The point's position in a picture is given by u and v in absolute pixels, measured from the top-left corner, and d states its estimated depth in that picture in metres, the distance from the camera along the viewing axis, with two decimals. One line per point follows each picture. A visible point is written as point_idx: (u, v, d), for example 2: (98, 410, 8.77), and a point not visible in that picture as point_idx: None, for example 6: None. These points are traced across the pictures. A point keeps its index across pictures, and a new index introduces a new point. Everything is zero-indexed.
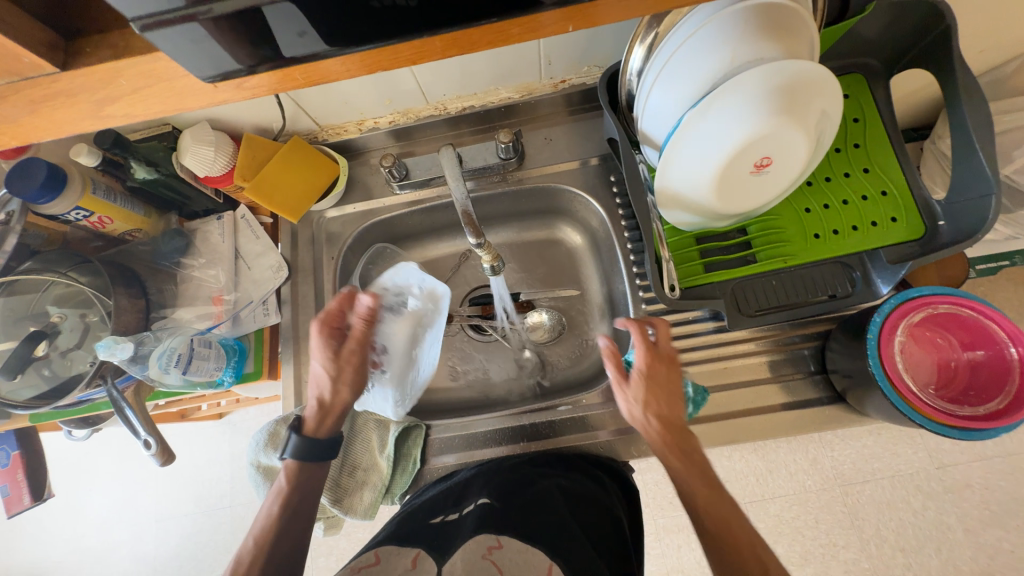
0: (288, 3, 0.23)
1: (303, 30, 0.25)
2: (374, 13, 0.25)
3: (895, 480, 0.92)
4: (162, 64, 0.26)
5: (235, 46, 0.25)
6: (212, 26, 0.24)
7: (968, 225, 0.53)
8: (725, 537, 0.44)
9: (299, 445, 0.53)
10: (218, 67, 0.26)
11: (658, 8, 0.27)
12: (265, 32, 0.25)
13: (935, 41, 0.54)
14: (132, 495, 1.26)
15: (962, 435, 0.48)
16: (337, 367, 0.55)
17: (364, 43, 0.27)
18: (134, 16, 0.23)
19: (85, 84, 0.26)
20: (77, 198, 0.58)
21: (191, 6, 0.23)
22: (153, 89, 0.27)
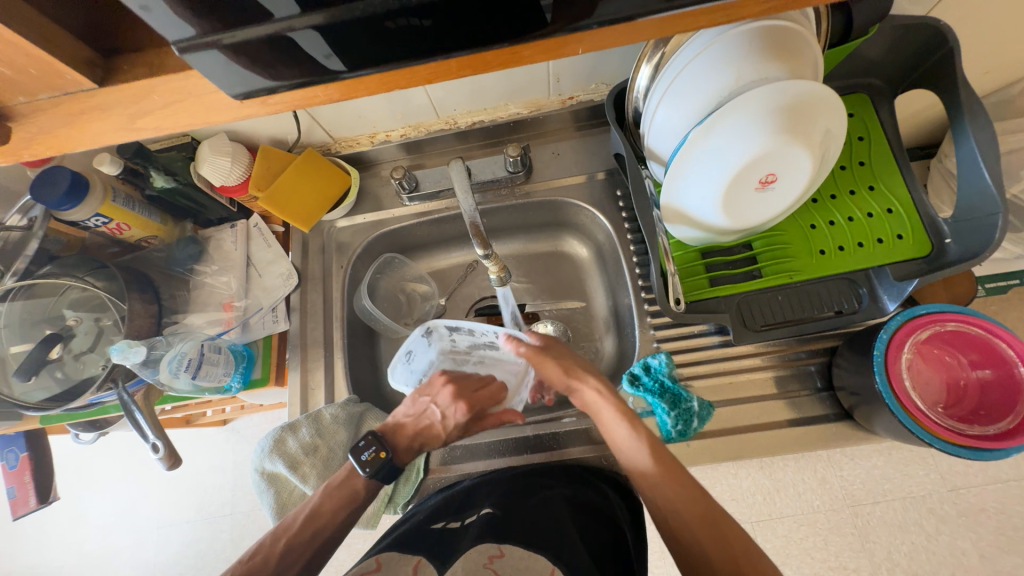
0: (311, 28, 0.25)
1: (323, 52, 0.26)
2: (391, 36, 0.26)
3: (907, 502, 0.90)
4: (193, 81, 0.28)
5: (261, 68, 0.27)
6: (241, 50, 0.25)
7: (975, 243, 0.53)
8: (672, 474, 0.48)
9: (384, 467, 0.54)
10: (244, 85, 0.28)
11: (664, 33, 0.29)
12: (289, 56, 0.26)
13: (939, 62, 0.55)
14: (134, 501, 1.26)
15: (972, 455, 0.47)
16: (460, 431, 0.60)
17: (381, 64, 0.28)
18: (174, 40, 0.25)
19: (119, 99, 0.28)
20: (98, 205, 0.60)
21: (224, 31, 0.25)
22: (182, 105, 0.29)
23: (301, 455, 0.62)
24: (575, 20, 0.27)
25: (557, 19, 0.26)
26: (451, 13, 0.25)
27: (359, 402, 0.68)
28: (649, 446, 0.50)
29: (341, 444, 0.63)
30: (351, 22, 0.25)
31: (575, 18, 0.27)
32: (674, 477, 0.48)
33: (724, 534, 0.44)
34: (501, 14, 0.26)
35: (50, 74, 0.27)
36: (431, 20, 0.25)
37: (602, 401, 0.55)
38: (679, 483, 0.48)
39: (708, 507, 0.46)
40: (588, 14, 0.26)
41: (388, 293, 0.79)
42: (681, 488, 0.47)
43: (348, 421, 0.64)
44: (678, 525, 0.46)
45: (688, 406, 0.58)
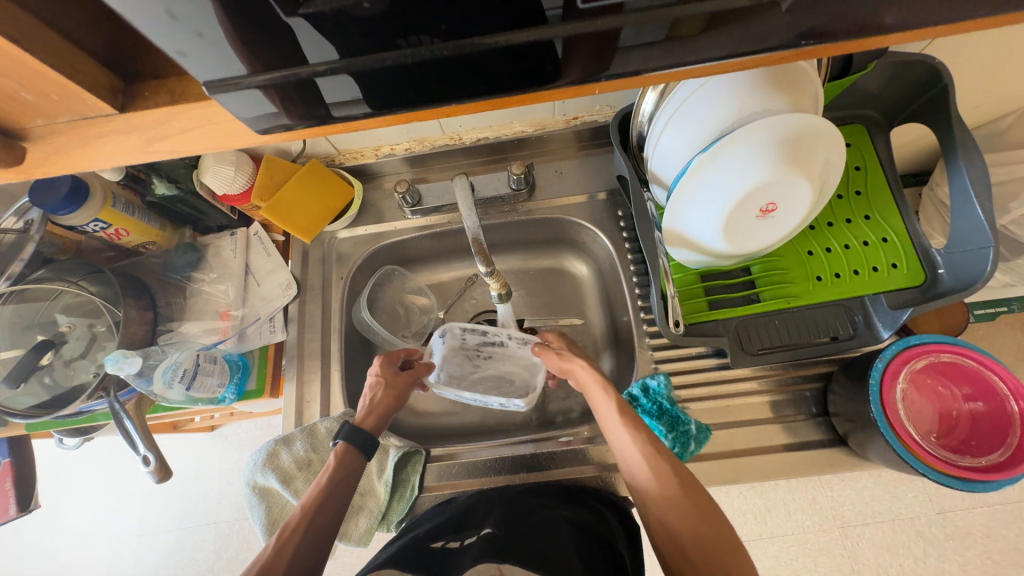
0: (344, 74, 0.26)
1: (350, 92, 0.27)
2: (409, 78, 0.27)
3: (896, 524, 0.90)
4: (214, 109, 0.29)
5: (288, 105, 0.28)
6: (265, 88, 0.26)
7: (967, 275, 0.54)
8: (637, 437, 0.50)
9: (346, 429, 0.55)
10: (263, 118, 0.28)
11: (663, 78, 0.30)
12: (313, 95, 0.27)
13: (933, 99, 0.57)
14: (116, 508, 1.23)
15: (964, 486, 0.48)
16: (396, 385, 0.62)
17: (403, 106, 0.29)
18: (205, 80, 0.26)
19: (142, 124, 0.30)
20: (97, 211, 0.59)
21: (255, 74, 0.26)
22: (202, 130, 0.30)
23: (294, 469, 0.62)
24: (589, 73, 0.29)
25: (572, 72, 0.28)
26: (475, 62, 0.26)
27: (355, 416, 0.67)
28: (620, 412, 0.53)
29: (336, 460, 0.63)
30: (378, 70, 0.26)
31: (588, 73, 0.29)
32: (639, 440, 0.50)
33: (682, 492, 0.46)
34: (521, 62, 0.27)
35: (73, 96, 0.28)
36: (454, 64, 0.26)
37: (588, 381, 0.58)
38: (643, 446, 0.50)
39: (669, 467, 0.48)
40: (602, 68, 0.28)
41: (388, 305, 0.79)
42: (643, 450, 0.50)
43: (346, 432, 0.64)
44: (642, 484, 0.49)
45: (685, 429, 0.59)
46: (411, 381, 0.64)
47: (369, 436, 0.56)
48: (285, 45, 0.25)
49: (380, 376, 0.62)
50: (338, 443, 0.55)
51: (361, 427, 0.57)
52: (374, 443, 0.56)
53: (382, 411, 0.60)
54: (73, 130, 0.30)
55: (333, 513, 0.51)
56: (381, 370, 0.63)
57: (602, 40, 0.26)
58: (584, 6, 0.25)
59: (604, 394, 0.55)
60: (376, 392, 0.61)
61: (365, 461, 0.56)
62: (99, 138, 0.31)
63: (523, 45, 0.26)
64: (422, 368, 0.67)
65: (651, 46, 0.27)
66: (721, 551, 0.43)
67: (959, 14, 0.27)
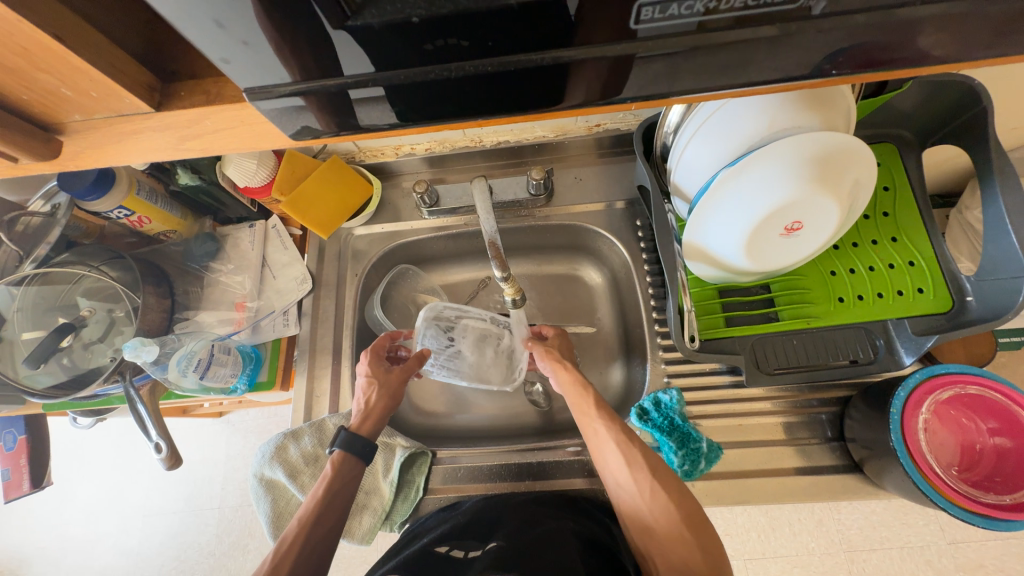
0: (378, 86, 0.27)
1: (381, 104, 0.28)
2: (441, 89, 0.27)
3: (905, 552, 0.88)
4: (247, 112, 0.30)
5: (323, 113, 0.28)
6: (301, 95, 0.27)
7: (998, 305, 0.52)
8: (609, 429, 0.52)
9: (341, 436, 0.55)
10: (296, 123, 0.29)
11: (692, 96, 0.30)
12: (346, 106, 0.28)
13: (969, 120, 0.55)
14: (125, 487, 1.25)
15: (986, 524, 0.46)
16: (387, 381, 0.61)
17: (431, 118, 0.29)
18: (245, 86, 0.27)
19: (176, 124, 0.31)
20: (122, 198, 0.60)
21: (292, 83, 0.26)
22: (232, 131, 0.31)
23: (301, 464, 0.62)
24: (615, 93, 0.29)
25: (602, 90, 0.29)
26: (511, 78, 0.27)
27: None
28: (593, 408, 0.55)
29: None
30: (413, 82, 0.26)
31: (616, 91, 0.29)
32: (612, 431, 0.52)
33: (650, 475, 0.48)
34: (555, 80, 0.27)
35: (112, 95, 0.29)
36: (487, 78, 0.26)
37: (565, 377, 0.59)
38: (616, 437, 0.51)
39: (641, 454, 0.50)
40: (630, 88, 0.28)
41: (400, 304, 0.79)
42: (615, 440, 0.51)
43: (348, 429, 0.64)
44: (614, 473, 0.51)
45: (696, 446, 0.58)
46: (402, 377, 0.62)
47: (363, 441, 0.56)
48: (318, 57, 0.25)
49: (371, 377, 0.61)
50: (335, 453, 0.54)
51: (355, 432, 0.56)
52: (373, 446, 0.56)
53: (382, 413, 0.59)
54: (110, 126, 0.31)
55: (333, 522, 0.51)
56: (367, 372, 0.61)
57: (635, 60, 0.26)
58: (634, 27, 0.25)
59: (579, 391, 0.57)
60: (370, 395, 0.60)
61: (364, 465, 0.56)
62: (134, 135, 0.32)
63: (556, 63, 0.26)
64: (414, 361, 0.63)
65: (680, 68, 0.27)
66: (686, 533, 0.45)
67: (999, 47, 0.26)
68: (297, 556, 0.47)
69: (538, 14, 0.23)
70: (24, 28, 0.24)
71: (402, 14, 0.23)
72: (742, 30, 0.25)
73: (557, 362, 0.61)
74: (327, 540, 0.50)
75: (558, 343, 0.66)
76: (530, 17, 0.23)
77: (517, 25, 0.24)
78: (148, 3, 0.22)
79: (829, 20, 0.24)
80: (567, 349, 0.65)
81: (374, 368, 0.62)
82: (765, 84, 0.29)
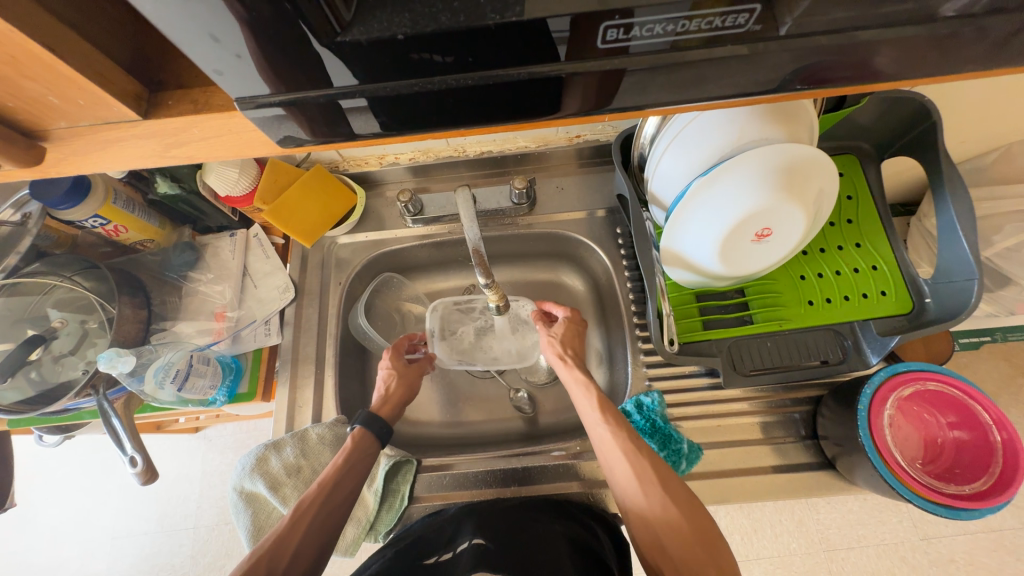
0: (363, 97, 0.28)
1: (365, 115, 0.29)
2: (424, 101, 0.28)
3: (880, 549, 0.90)
4: (235, 121, 0.31)
5: (309, 123, 0.29)
6: (289, 105, 0.28)
7: (953, 305, 0.56)
8: (614, 431, 0.53)
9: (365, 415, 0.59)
10: (283, 131, 0.30)
11: (665, 108, 0.32)
12: (331, 116, 0.29)
13: (920, 133, 0.59)
14: (92, 509, 1.20)
15: (949, 513, 0.48)
16: (408, 373, 0.67)
17: (412, 128, 0.30)
18: (236, 96, 0.28)
19: (164, 132, 0.31)
20: (97, 207, 0.59)
21: (278, 94, 0.27)
22: (221, 139, 0.32)
23: (283, 475, 0.61)
24: (593, 107, 0.30)
25: (580, 104, 0.30)
26: (492, 91, 0.28)
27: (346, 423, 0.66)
28: (599, 410, 0.55)
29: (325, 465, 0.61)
30: (396, 95, 0.27)
31: (589, 104, 0.30)
32: (618, 437, 0.52)
33: (660, 487, 0.49)
34: (535, 93, 0.29)
35: (99, 102, 0.29)
36: (470, 91, 0.28)
37: (572, 380, 0.59)
38: (621, 441, 0.52)
39: (648, 463, 0.50)
40: (603, 103, 0.30)
41: (384, 312, 0.78)
42: (623, 448, 0.52)
43: (333, 442, 0.63)
44: (621, 477, 0.51)
45: (678, 447, 0.59)
46: (419, 373, 0.68)
47: (382, 424, 0.59)
48: (306, 71, 0.26)
49: (392, 368, 0.66)
50: (355, 427, 0.57)
51: (375, 414, 0.59)
52: (387, 430, 0.59)
53: (398, 399, 0.64)
54: (96, 133, 0.32)
55: (342, 499, 0.52)
56: (390, 363, 0.67)
57: (607, 77, 0.28)
58: (602, 47, 0.26)
59: (586, 391, 0.57)
60: (389, 384, 0.65)
61: (380, 444, 0.58)
62: (121, 141, 0.32)
63: (537, 77, 0.27)
64: (425, 360, 0.70)
65: (650, 85, 0.29)
66: (698, 545, 0.45)
67: (939, 68, 0.29)
68: (314, 517, 0.50)
69: (513, 34, 0.25)
70: (15, 38, 0.24)
71: (390, 31, 0.24)
72: (709, 49, 0.27)
73: (563, 360, 0.61)
74: (338, 515, 0.52)
75: (565, 331, 0.64)
76: (507, 35, 0.25)
77: (495, 44, 0.25)
78: (145, 16, 0.22)
79: (785, 42, 0.26)
80: (574, 337, 0.65)
81: (394, 363, 0.67)
82: (730, 99, 0.31)
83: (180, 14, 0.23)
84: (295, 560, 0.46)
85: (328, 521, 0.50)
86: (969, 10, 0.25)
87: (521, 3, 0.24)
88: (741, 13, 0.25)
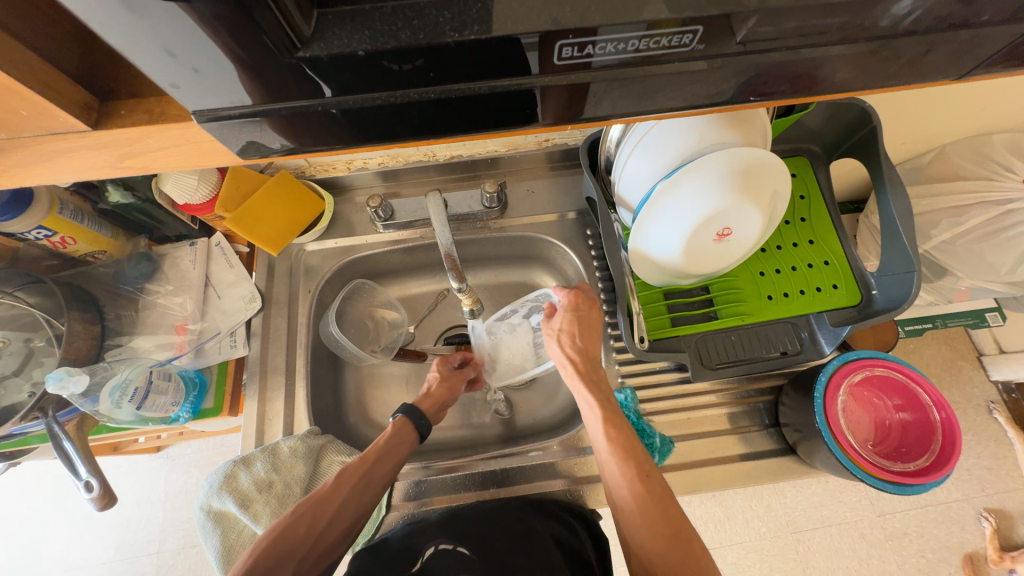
0: (327, 111, 0.28)
1: (331, 128, 0.29)
2: (387, 112, 0.28)
3: (842, 528, 0.96)
4: (193, 131, 0.30)
5: (272, 134, 0.29)
6: (249, 117, 0.28)
7: (896, 296, 0.60)
8: (623, 466, 0.51)
9: (412, 411, 0.63)
10: (244, 141, 0.29)
11: (624, 119, 0.33)
12: (298, 126, 0.29)
13: (863, 136, 0.63)
14: (42, 540, 1.12)
15: (895, 489, 0.52)
16: (452, 380, 0.70)
17: (382, 138, 0.31)
18: (193, 108, 0.27)
19: (114, 142, 0.30)
20: (40, 218, 0.55)
21: (239, 106, 0.27)
22: (177, 150, 0.31)
23: (254, 492, 0.59)
24: (557, 116, 0.31)
25: (544, 114, 0.31)
26: (457, 104, 0.29)
27: (320, 434, 0.65)
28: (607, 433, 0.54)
29: (299, 478, 0.60)
30: (361, 108, 0.28)
31: (554, 116, 0.31)
32: (628, 474, 0.51)
33: (662, 519, 0.48)
34: (499, 104, 0.29)
35: (43, 113, 0.28)
36: (435, 103, 0.28)
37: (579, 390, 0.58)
38: (630, 479, 0.51)
39: (656, 501, 0.49)
40: (563, 114, 0.31)
41: (356, 318, 0.76)
42: (627, 471, 0.51)
43: (307, 454, 0.62)
44: (626, 517, 0.50)
45: (650, 441, 0.61)
46: (463, 380, 0.71)
47: (423, 417, 0.64)
48: (267, 83, 0.26)
49: (440, 373, 0.69)
50: (397, 416, 0.63)
51: (418, 407, 0.65)
52: (427, 426, 0.64)
53: (437, 400, 0.67)
54: (38, 144, 0.30)
55: (381, 478, 0.57)
56: (440, 368, 0.70)
57: (573, 90, 0.29)
58: (559, 63, 0.27)
59: (599, 417, 0.55)
60: (433, 384, 0.69)
61: (418, 438, 0.63)
62: (67, 153, 0.31)
63: (501, 91, 0.28)
64: (470, 367, 0.72)
65: (609, 97, 0.30)
66: None
67: (872, 81, 0.31)
68: (354, 484, 0.55)
69: (472, 52, 0.26)
70: None
71: (351, 48, 0.24)
72: (661, 64, 0.28)
73: (566, 367, 0.60)
74: (374, 491, 0.56)
75: (573, 330, 0.63)
76: (469, 51, 0.26)
77: (455, 59, 0.26)
78: (92, 29, 0.22)
79: (732, 58, 0.28)
80: (584, 339, 0.62)
81: (442, 368, 0.70)
82: (685, 110, 0.32)
83: (125, 26, 0.22)
84: (336, 518, 0.53)
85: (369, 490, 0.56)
86: (894, 28, 0.27)
87: (480, 22, 0.25)
88: (686, 34, 0.26)
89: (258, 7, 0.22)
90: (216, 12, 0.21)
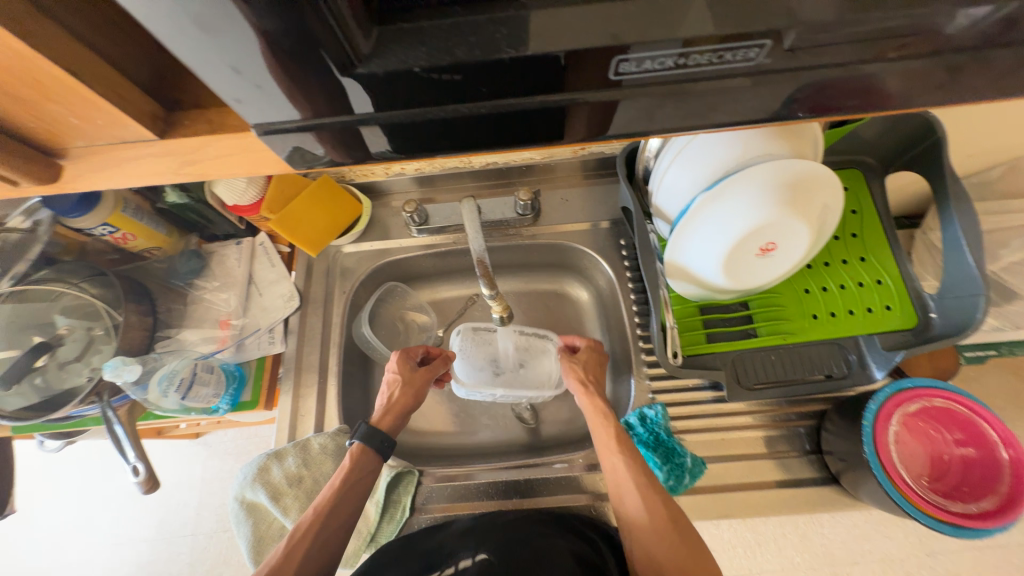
0: (378, 125, 0.28)
1: (379, 140, 0.30)
2: (436, 126, 0.29)
3: (886, 565, 0.89)
4: (249, 140, 0.31)
5: (324, 146, 0.30)
6: (304, 130, 0.29)
7: (959, 321, 0.55)
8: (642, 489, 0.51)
9: (374, 436, 0.58)
10: (298, 153, 0.31)
11: (671, 132, 0.32)
12: (350, 139, 0.30)
13: (925, 149, 0.59)
14: (92, 513, 1.19)
15: (953, 530, 0.48)
16: (415, 381, 0.66)
17: (426, 151, 0.31)
18: (254, 122, 0.29)
19: (177, 150, 0.32)
20: (107, 214, 0.59)
21: (296, 120, 0.28)
22: (233, 158, 0.33)
23: (284, 486, 0.61)
24: (604, 130, 0.31)
25: (591, 129, 0.30)
26: (505, 118, 0.29)
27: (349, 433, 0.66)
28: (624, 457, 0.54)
29: (326, 475, 0.61)
30: (410, 122, 0.28)
31: (599, 131, 0.31)
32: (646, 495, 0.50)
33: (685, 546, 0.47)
34: (547, 119, 0.29)
35: (117, 122, 0.30)
36: (483, 118, 0.28)
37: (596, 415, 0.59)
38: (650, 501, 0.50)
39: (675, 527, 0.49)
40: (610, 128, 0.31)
41: (388, 321, 0.79)
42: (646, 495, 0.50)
43: (335, 452, 0.63)
44: (646, 542, 0.49)
45: (681, 461, 0.58)
46: (427, 377, 0.67)
47: (386, 438, 0.59)
48: (323, 96, 0.26)
49: (398, 374, 0.65)
50: (355, 443, 0.58)
51: (379, 427, 0.60)
52: (390, 445, 0.59)
53: (400, 409, 0.63)
54: (111, 151, 0.32)
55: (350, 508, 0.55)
56: (396, 367, 0.66)
57: (623, 104, 0.28)
58: (612, 78, 0.27)
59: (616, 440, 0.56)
60: (394, 390, 0.64)
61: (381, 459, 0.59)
62: (135, 159, 0.33)
63: (551, 106, 0.28)
64: (437, 363, 0.69)
65: (658, 111, 0.29)
66: None
67: (947, 96, 0.29)
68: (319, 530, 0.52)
69: (525, 67, 0.26)
70: (39, 61, 0.25)
71: (406, 64, 0.25)
72: (718, 78, 0.27)
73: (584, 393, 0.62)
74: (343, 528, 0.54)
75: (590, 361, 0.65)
76: (522, 67, 0.26)
77: (507, 74, 0.26)
78: (168, 47, 0.23)
79: (793, 72, 0.27)
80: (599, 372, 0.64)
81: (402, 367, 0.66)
82: (737, 124, 0.31)
83: (197, 44, 0.23)
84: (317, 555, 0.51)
85: (355, 498, 0.56)
86: (979, 39, 0.25)
87: (534, 39, 0.24)
88: (750, 48, 0.25)
89: (322, 26, 0.22)
90: (281, 30, 0.22)
